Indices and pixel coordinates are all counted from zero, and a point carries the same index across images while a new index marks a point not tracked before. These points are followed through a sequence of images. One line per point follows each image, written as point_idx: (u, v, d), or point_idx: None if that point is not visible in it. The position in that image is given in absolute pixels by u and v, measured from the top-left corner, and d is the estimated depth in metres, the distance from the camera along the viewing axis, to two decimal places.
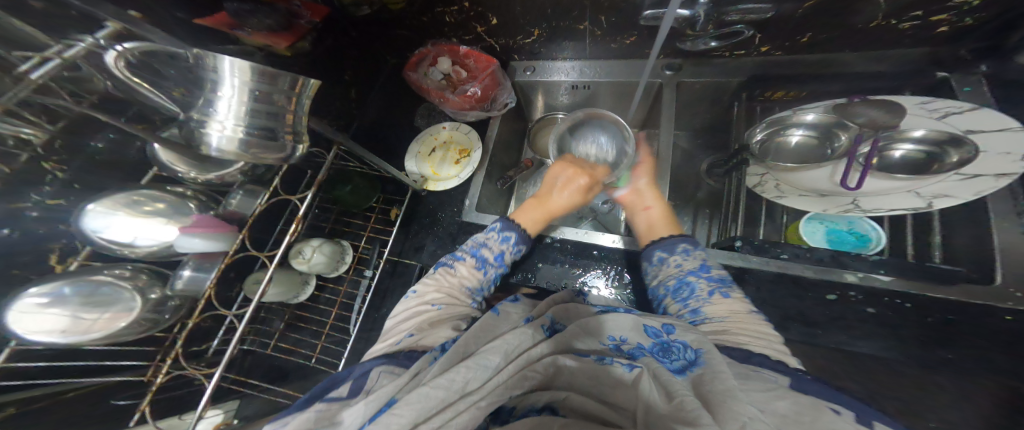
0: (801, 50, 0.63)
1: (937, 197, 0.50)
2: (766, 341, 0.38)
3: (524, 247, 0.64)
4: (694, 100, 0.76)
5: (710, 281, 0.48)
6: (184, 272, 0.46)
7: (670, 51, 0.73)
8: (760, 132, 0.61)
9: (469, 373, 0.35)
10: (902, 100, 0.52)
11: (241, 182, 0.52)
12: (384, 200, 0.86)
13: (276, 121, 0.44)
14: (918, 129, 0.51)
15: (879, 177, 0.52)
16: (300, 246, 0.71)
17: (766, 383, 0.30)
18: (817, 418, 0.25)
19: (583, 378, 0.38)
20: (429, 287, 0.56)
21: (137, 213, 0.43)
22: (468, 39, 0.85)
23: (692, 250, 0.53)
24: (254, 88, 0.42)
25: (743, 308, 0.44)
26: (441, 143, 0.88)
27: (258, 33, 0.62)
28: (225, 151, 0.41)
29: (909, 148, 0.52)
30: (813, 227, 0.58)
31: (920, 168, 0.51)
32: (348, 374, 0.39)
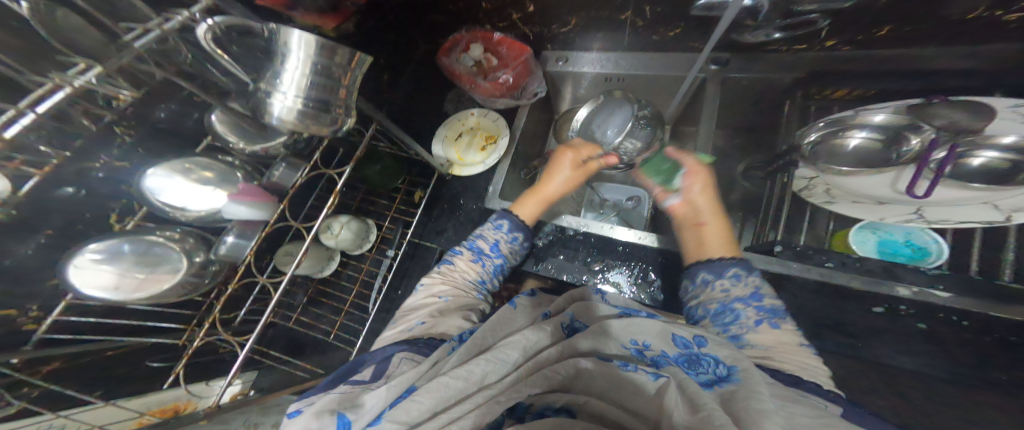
0: (872, 45, 0.57)
1: (1016, 211, 0.46)
2: (817, 375, 0.35)
3: (519, 235, 0.66)
4: (738, 97, 0.72)
5: (760, 310, 0.44)
6: (229, 238, 0.46)
7: (719, 45, 0.70)
8: (813, 132, 0.54)
9: (490, 367, 0.36)
10: (990, 100, 0.44)
11: (283, 155, 0.53)
12: (409, 182, 0.88)
13: (330, 94, 0.44)
14: (1009, 135, 0.43)
15: (951, 186, 0.48)
16: (329, 222, 0.72)
17: (818, 412, 0.26)
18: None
19: (604, 382, 0.37)
20: (437, 280, 0.59)
21: (190, 179, 0.46)
22: (502, 26, 0.85)
23: (744, 275, 0.48)
24: (316, 62, 0.42)
25: (795, 341, 0.40)
26: (468, 128, 0.89)
27: (308, 13, 0.64)
28: (286, 120, 0.42)
29: (994, 155, 0.45)
30: (862, 236, 0.56)
31: (1001, 177, 0.45)
32: (371, 358, 0.41)
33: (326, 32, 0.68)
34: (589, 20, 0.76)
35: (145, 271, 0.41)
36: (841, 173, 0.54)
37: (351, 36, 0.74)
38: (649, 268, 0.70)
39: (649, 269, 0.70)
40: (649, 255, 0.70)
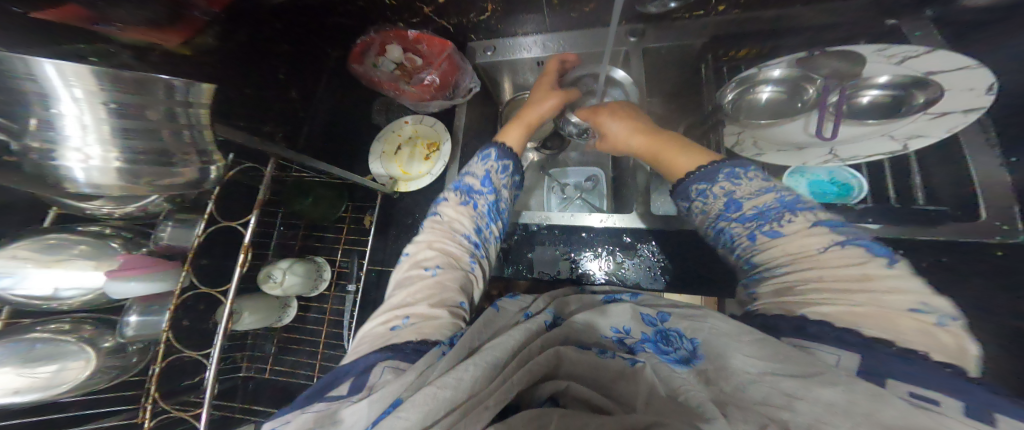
0: (754, 5, 0.61)
1: (911, 137, 0.50)
2: (862, 294, 0.29)
3: (493, 152, 0.62)
4: (659, 66, 0.73)
5: (747, 220, 0.38)
6: (131, 318, 0.41)
7: (630, 17, 0.70)
8: (731, 92, 0.58)
9: (475, 372, 0.29)
10: (861, 48, 0.51)
11: (170, 210, 0.45)
12: (353, 208, 0.80)
13: (161, 139, 0.34)
14: (882, 76, 0.51)
15: (851, 124, 0.52)
16: (268, 269, 0.63)
17: (816, 365, 0.25)
18: (881, 411, 0.21)
19: (586, 368, 0.34)
20: (421, 246, 0.51)
21: (51, 261, 0.36)
22: (415, 22, 0.79)
23: (710, 187, 0.42)
24: (108, 100, 0.30)
25: (811, 246, 0.34)
26: (406, 139, 0.82)
27: (131, 27, 0.46)
28: (102, 186, 0.33)
29: (879, 93, 0.51)
30: (794, 181, 0.56)
31: (890, 109, 0.51)
32: (352, 369, 0.33)
33: (173, 52, 0.51)
34: (505, 3, 0.71)
35: (53, 367, 0.36)
36: (762, 124, 0.57)
37: (215, 51, 0.58)
38: (616, 250, 0.70)
39: (616, 250, 0.70)
40: (612, 235, 0.70)
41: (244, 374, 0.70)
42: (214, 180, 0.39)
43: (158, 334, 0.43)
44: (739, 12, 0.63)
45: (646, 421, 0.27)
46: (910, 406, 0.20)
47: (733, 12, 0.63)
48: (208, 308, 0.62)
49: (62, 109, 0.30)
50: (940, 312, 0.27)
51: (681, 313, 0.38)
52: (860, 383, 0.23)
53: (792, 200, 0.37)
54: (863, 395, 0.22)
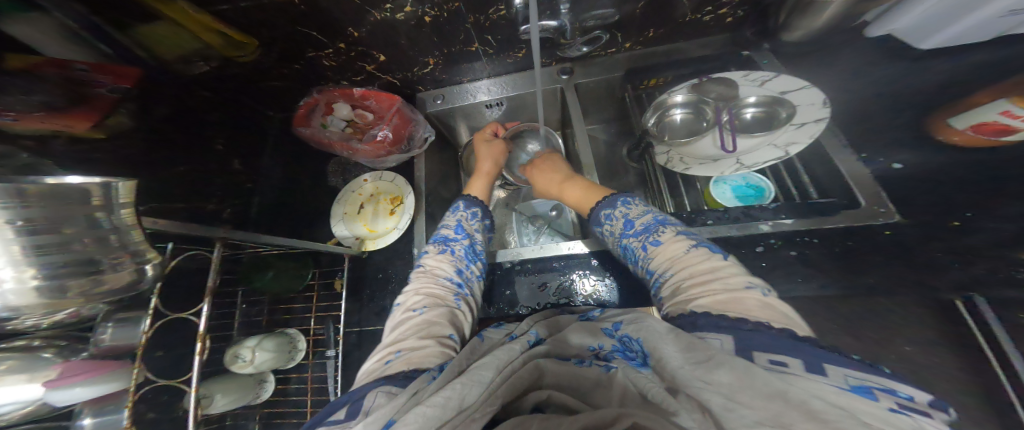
0: (653, 43, 0.72)
1: (789, 145, 0.57)
2: (714, 283, 0.38)
3: (477, 209, 0.68)
4: (591, 98, 0.81)
5: (639, 235, 0.50)
6: (82, 421, 0.40)
7: (556, 58, 0.78)
8: (651, 116, 0.67)
9: (463, 389, 0.32)
10: (730, 75, 0.63)
11: (111, 311, 0.42)
12: (321, 274, 0.80)
13: (86, 250, 0.30)
14: (751, 97, 0.61)
15: (744, 137, 0.61)
16: (236, 350, 0.61)
17: (708, 349, 0.29)
18: (757, 381, 0.25)
19: (567, 377, 0.36)
20: (411, 292, 0.53)
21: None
22: (360, 80, 0.81)
23: (613, 211, 0.55)
24: (13, 218, 0.26)
25: (682, 248, 0.45)
26: (367, 197, 0.84)
27: (28, 116, 0.45)
28: (19, 308, 0.28)
29: (755, 110, 0.61)
30: (721, 189, 0.63)
31: (767, 124, 0.60)
32: (348, 398, 0.35)
33: (86, 135, 0.51)
34: (445, 56, 0.77)
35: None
36: (684, 141, 0.64)
37: (134, 131, 0.57)
38: (586, 272, 0.71)
39: (586, 273, 0.71)
40: (582, 261, 0.72)
41: None
42: (151, 280, 0.36)
43: None
44: (642, 49, 0.74)
45: (612, 414, 0.29)
46: (771, 374, 0.25)
47: (637, 48, 0.74)
48: (173, 397, 0.59)
49: None
50: (763, 287, 0.36)
51: (627, 319, 0.41)
52: (740, 359, 0.27)
53: (661, 218, 0.51)
54: (743, 371, 0.26)
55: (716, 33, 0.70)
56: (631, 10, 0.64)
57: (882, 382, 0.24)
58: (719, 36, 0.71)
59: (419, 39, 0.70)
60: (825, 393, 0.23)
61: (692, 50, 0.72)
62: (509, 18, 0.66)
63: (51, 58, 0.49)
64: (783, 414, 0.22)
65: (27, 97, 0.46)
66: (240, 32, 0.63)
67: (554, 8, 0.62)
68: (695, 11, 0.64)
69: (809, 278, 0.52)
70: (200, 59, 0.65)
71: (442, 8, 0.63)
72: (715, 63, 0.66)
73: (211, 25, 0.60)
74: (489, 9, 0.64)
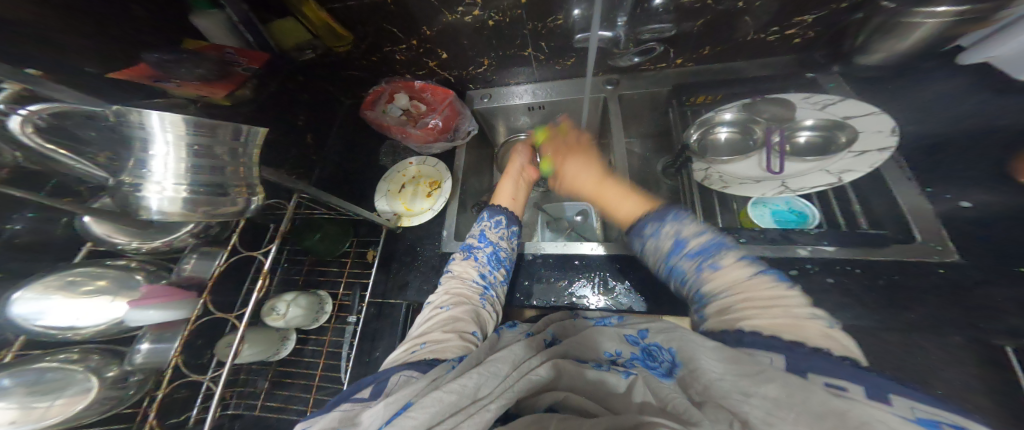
0: (703, 61, 0.74)
1: (845, 172, 0.58)
2: (778, 310, 0.35)
3: (501, 217, 0.67)
4: (636, 110, 0.82)
5: (693, 255, 0.45)
6: (142, 346, 0.45)
7: (605, 69, 0.80)
8: (694, 132, 0.68)
9: (482, 379, 0.34)
10: (789, 97, 0.64)
11: (195, 245, 0.48)
12: (358, 243, 0.84)
13: (224, 176, 0.35)
14: (809, 119, 0.62)
15: (793, 160, 0.62)
16: (273, 302, 0.67)
17: (757, 365, 0.29)
18: (810, 399, 0.24)
19: (585, 383, 0.37)
20: (440, 292, 0.56)
21: (74, 292, 0.39)
22: (422, 74, 0.86)
23: (660, 227, 0.50)
24: (191, 142, 0.34)
25: (742, 274, 0.41)
26: (410, 178, 0.87)
27: (188, 84, 0.55)
28: (169, 214, 0.33)
29: (811, 133, 0.62)
30: (760, 211, 0.62)
31: (822, 149, 0.61)
32: (371, 377, 0.38)
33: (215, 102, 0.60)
34: (499, 59, 0.80)
35: (46, 401, 0.36)
36: (723, 160, 0.65)
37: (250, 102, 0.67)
38: (608, 276, 0.71)
39: (608, 276, 0.71)
40: (606, 264, 0.73)
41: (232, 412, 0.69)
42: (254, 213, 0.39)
43: (162, 362, 0.45)
44: (694, 66, 0.75)
45: (633, 421, 0.30)
46: (830, 394, 0.24)
47: (689, 64, 0.75)
48: (205, 343, 0.64)
49: (155, 149, 0.33)
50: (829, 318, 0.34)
51: (654, 328, 0.41)
52: (793, 377, 0.26)
53: (723, 241, 0.45)
54: (794, 387, 0.26)
55: (777, 54, 0.71)
56: (688, 26, 0.66)
57: (957, 417, 0.22)
58: (782, 59, 0.71)
59: (478, 40, 0.74)
60: (889, 418, 0.21)
61: (745, 71, 0.72)
62: (565, 27, 0.70)
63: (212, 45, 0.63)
64: (830, 426, 0.22)
65: (194, 69, 0.57)
66: (342, 26, 0.71)
67: (614, 18, 0.64)
68: (760, 31, 0.66)
69: (846, 308, 0.50)
70: (308, 47, 0.76)
71: (505, 14, 0.67)
72: (769, 85, 0.67)
73: (321, 20, 0.70)
74: (548, 18, 0.67)
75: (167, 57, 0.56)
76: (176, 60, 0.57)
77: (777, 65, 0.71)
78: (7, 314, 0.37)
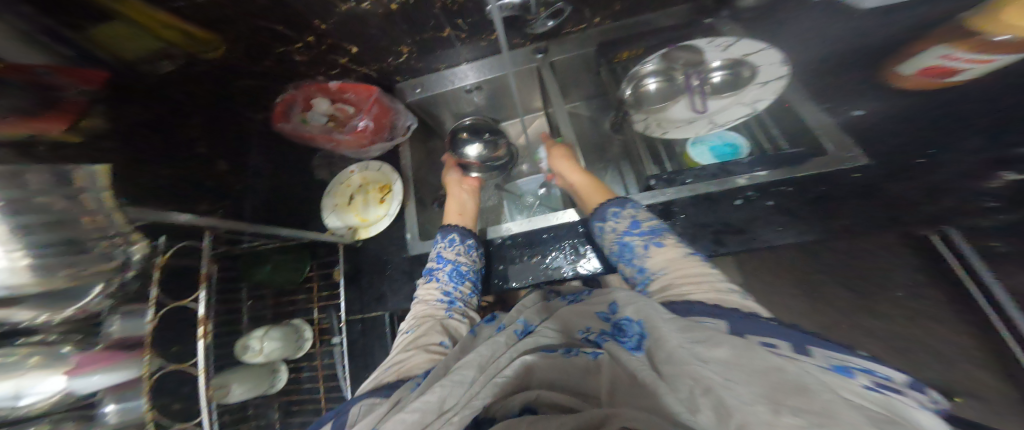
0: (619, 17, 0.71)
1: (757, 101, 0.59)
2: (706, 284, 0.40)
3: (470, 240, 0.67)
4: (570, 74, 0.80)
5: (643, 235, 0.51)
6: (105, 409, 0.41)
7: (529, 37, 0.77)
8: (626, 88, 0.66)
9: (447, 390, 0.35)
10: (696, 42, 0.62)
11: (110, 305, 0.44)
12: (319, 266, 0.82)
13: (73, 229, 0.33)
14: (716, 60, 0.62)
15: (713, 98, 0.63)
16: (244, 341, 0.65)
17: (706, 330, 0.31)
18: (754, 359, 0.26)
19: (556, 370, 0.38)
20: (407, 317, 0.57)
21: (7, 373, 0.36)
22: (336, 73, 0.79)
23: (620, 210, 0.54)
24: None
25: (677, 253, 0.46)
26: (356, 187, 0.84)
27: (1, 121, 0.39)
28: (17, 285, 0.30)
29: (722, 74, 0.62)
30: (698, 150, 0.64)
31: (733, 84, 0.61)
32: (333, 414, 0.39)
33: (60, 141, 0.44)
34: (418, 44, 0.76)
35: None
36: (658, 108, 0.65)
37: (109, 133, 0.50)
38: (577, 242, 0.72)
39: (577, 242, 0.72)
40: (571, 231, 0.73)
41: None
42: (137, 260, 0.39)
43: (138, 419, 0.43)
44: (610, 23, 0.73)
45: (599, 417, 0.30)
46: (769, 354, 0.26)
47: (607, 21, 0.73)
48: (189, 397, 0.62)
49: None
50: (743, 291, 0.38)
51: (622, 300, 0.42)
52: (738, 339, 0.28)
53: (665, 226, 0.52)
54: (742, 349, 0.27)
55: None
56: None
57: (865, 364, 0.25)
58: None
59: (388, 29, 0.70)
60: (832, 383, 0.22)
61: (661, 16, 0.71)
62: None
63: (8, 62, 0.40)
64: (773, 382, 0.23)
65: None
66: (202, 29, 0.56)
67: None
68: None
69: (792, 228, 0.53)
70: (162, 57, 0.55)
71: None
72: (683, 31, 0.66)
73: (170, 22, 0.52)
74: None
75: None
76: None
77: (684, 9, 0.69)
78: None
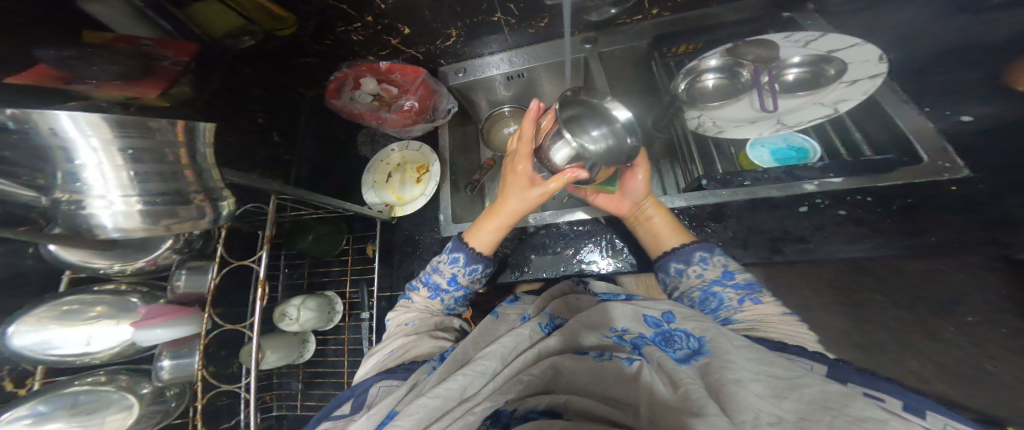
0: (678, 10, 0.69)
1: (838, 103, 0.56)
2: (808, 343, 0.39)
3: (478, 266, 0.61)
4: (619, 68, 0.78)
5: (737, 289, 0.48)
6: (164, 362, 0.44)
7: (581, 27, 0.75)
8: (681, 82, 0.64)
9: (469, 379, 0.41)
10: (772, 36, 0.59)
11: (180, 261, 0.47)
12: (355, 240, 0.84)
13: (177, 181, 0.35)
14: (794, 57, 0.59)
15: (786, 97, 0.59)
16: (284, 308, 0.68)
17: (794, 369, 0.31)
18: (850, 406, 0.26)
19: (584, 374, 0.43)
20: (399, 311, 0.62)
21: (74, 320, 0.40)
22: (387, 53, 0.81)
23: (709, 257, 0.52)
24: (124, 146, 0.31)
25: (776, 311, 0.44)
26: (395, 166, 0.86)
27: (108, 84, 0.48)
28: (128, 229, 0.33)
29: (798, 70, 0.59)
30: (758, 152, 0.61)
31: (813, 81, 0.58)
32: (352, 393, 0.47)
33: (151, 103, 0.54)
34: (468, 27, 0.75)
35: (95, 422, 0.40)
36: (715, 105, 0.63)
37: (193, 100, 0.60)
38: (614, 236, 0.71)
39: (614, 237, 0.71)
40: (610, 226, 0.72)
41: (278, 412, 0.74)
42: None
43: (191, 374, 0.45)
44: (670, 15, 0.70)
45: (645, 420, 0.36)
46: (868, 401, 0.26)
47: (664, 15, 0.70)
48: (229, 353, 0.66)
49: (82, 158, 0.30)
50: None
51: (679, 313, 0.44)
52: (834, 385, 0.28)
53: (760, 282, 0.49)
54: (835, 394, 0.27)
55: None
56: None
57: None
58: None
59: (442, 9, 0.69)
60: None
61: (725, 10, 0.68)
62: None
63: (117, 34, 0.51)
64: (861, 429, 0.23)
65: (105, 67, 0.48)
66: (279, 5, 0.62)
67: None
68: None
69: None
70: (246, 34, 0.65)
71: None
72: (746, 28, 0.64)
73: (253, 1, 0.59)
74: None
75: (68, 52, 0.45)
76: (79, 55, 0.46)
77: (748, 8, 0.66)
78: (11, 345, 0.38)
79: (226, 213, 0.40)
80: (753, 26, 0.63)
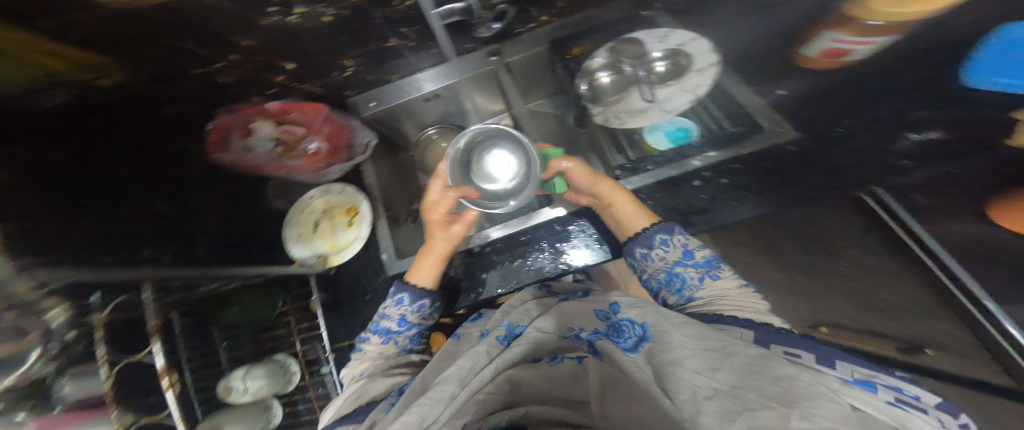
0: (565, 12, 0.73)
1: (697, 87, 0.64)
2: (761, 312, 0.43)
3: (424, 302, 0.60)
4: (528, 73, 0.81)
5: (697, 267, 0.51)
6: None
7: (482, 41, 0.77)
8: (581, 84, 0.70)
9: (427, 408, 0.37)
10: (639, 33, 0.66)
11: None
12: (294, 299, 0.77)
13: None
14: (659, 51, 0.66)
15: (661, 87, 0.67)
16: (225, 382, 0.60)
17: (722, 339, 0.33)
18: (769, 368, 0.28)
19: (537, 382, 0.44)
20: (354, 364, 0.57)
21: None
22: (274, 92, 0.73)
23: (670, 239, 0.54)
24: None
25: (733, 285, 0.48)
26: (321, 213, 0.82)
27: None
28: None
29: (664, 63, 0.66)
30: (655, 136, 0.68)
31: (677, 71, 0.65)
32: None
33: None
34: (364, 56, 0.73)
35: None
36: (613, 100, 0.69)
37: None
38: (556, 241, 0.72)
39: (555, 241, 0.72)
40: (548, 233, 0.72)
41: None
42: (60, 325, 0.38)
43: None
44: (560, 18, 0.75)
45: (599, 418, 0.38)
46: (785, 362, 0.28)
47: (554, 19, 0.75)
48: None
49: None
50: None
51: (626, 302, 0.45)
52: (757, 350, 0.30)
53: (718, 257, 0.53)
54: (758, 358, 0.29)
55: None
56: None
57: (889, 381, 0.27)
58: None
59: (329, 43, 0.66)
60: (830, 386, 0.25)
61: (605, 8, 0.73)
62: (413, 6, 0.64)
63: None
64: (778, 390, 0.25)
65: None
66: None
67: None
68: None
69: None
70: None
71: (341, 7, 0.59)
72: (622, 26, 0.71)
73: None
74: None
75: None
76: None
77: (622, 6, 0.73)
78: None
79: (60, 323, 0.38)
80: (623, 26, 0.70)
